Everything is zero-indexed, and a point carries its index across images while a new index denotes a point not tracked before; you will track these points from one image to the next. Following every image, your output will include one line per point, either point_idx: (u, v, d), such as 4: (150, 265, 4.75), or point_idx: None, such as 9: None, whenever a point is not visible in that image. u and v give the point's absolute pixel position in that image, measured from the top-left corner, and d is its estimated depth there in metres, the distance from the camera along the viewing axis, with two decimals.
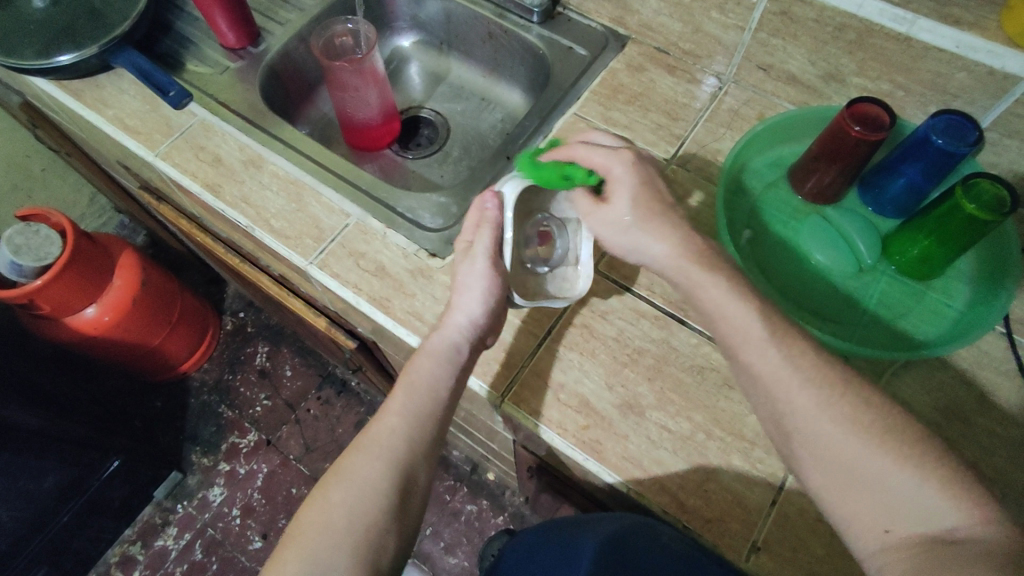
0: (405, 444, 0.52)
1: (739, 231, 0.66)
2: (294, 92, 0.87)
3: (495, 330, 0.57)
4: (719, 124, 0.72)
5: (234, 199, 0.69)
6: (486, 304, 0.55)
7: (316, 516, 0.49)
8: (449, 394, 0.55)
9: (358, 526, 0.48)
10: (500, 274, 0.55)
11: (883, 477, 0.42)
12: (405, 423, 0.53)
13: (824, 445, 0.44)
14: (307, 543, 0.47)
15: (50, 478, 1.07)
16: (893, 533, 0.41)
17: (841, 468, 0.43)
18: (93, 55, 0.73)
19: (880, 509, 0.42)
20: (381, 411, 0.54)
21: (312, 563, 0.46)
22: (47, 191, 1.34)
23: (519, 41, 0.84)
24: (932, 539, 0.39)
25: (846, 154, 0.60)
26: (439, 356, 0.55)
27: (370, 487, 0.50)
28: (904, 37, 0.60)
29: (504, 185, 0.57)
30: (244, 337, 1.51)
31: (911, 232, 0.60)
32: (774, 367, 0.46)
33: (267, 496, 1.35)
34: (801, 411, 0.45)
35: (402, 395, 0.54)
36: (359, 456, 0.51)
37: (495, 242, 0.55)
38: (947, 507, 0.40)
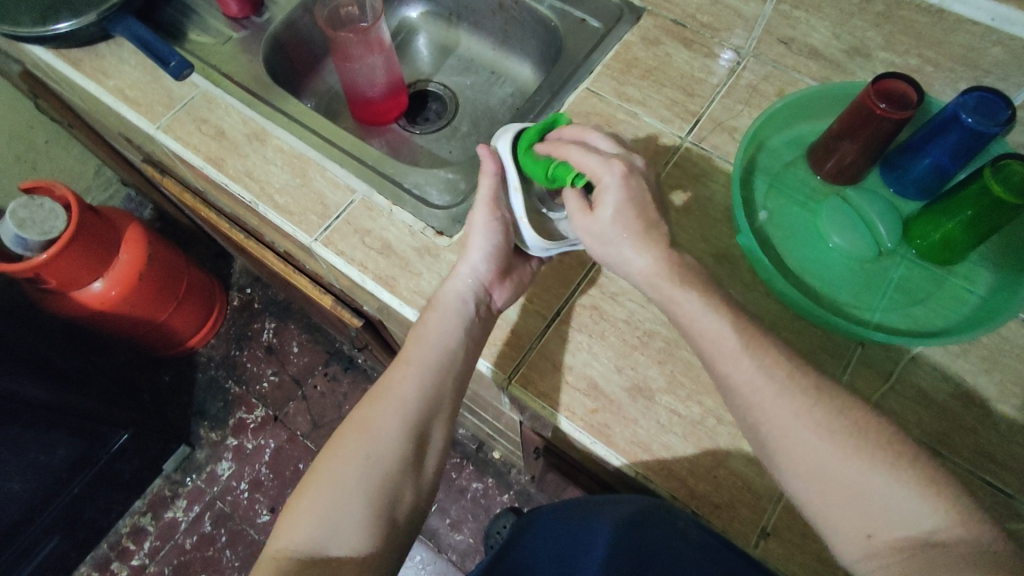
0: (419, 396, 0.52)
1: (755, 212, 0.64)
2: (298, 64, 0.85)
3: (505, 287, 0.58)
4: (736, 100, 0.69)
5: (237, 173, 0.67)
6: (486, 251, 0.56)
7: (331, 467, 0.50)
8: (462, 347, 0.55)
9: (372, 475, 0.49)
10: (505, 223, 0.56)
11: (859, 484, 0.41)
12: (420, 373, 0.53)
13: (806, 451, 0.43)
14: (320, 491, 0.48)
15: (60, 450, 1.08)
16: (877, 538, 0.40)
17: (825, 476, 0.42)
18: (92, 23, 0.71)
19: (865, 513, 0.41)
20: (394, 365, 0.55)
21: (327, 514, 0.47)
22: (52, 163, 1.33)
23: (530, 12, 0.81)
24: (912, 544, 0.39)
25: (869, 132, 0.58)
26: (450, 312, 0.55)
27: (383, 438, 0.50)
28: (936, 9, 0.57)
29: (497, 140, 0.57)
30: (251, 313, 1.51)
31: (932, 213, 0.58)
32: (751, 377, 0.45)
33: (275, 470, 1.36)
34: (779, 417, 0.44)
35: (412, 347, 0.55)
36: (373, 408, 0.52)
37: (496, 191, 0.56)
38: (924, 509, 0.40)
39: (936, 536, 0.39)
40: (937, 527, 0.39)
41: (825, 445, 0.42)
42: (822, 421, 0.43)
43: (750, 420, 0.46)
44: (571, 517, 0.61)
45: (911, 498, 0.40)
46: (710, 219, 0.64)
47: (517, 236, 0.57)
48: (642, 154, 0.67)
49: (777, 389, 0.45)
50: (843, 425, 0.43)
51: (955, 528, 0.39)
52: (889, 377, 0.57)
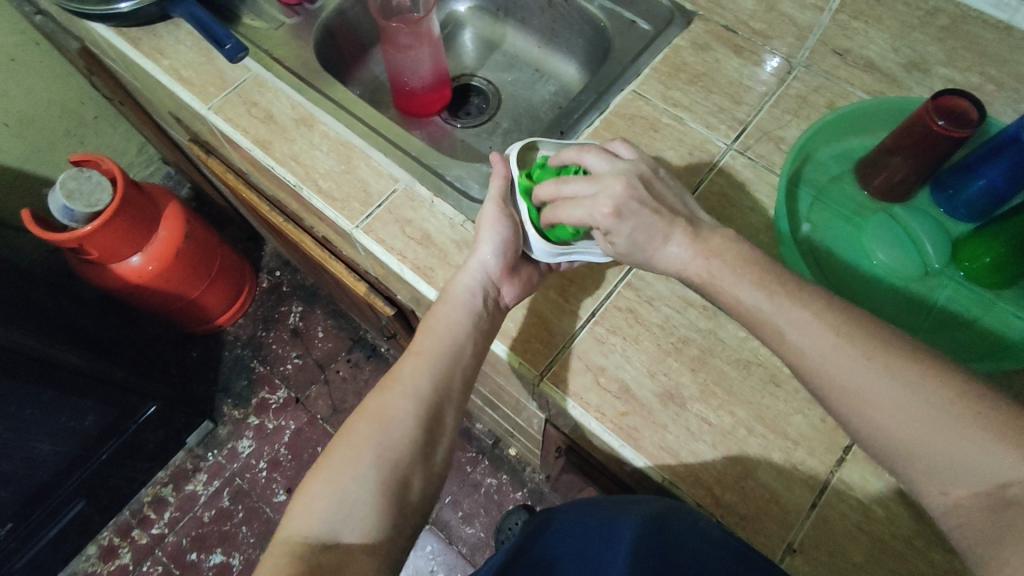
0: (430, 385, 0.52)
1: (798, 223, 0.63)
2: (347, 53, 0.86)
3: (514, 282, 0.58)
4: (785, 110, 0.69)
5: (284, 156, 0.69)
6: (497, 246, 0.56)
7: (345, 451, 0.49)
8: (471, 341, 0.55)
9: (384, 461, 0.49)
10: (515, 223, 0.56)
11: (928, 439, 0.38)
12: (431, 364, 0.53)
13: (862, 415, 0.41)
14: (331, 476, 0.48)
15: (90, 417, 1.12)
16: (952, 494, 0.38)
17: (889, 438, 0.40)
18: (153, 3, 0.72)
19: (936, 470, 0.38)
20: (404, 355, 0.54)
21: (341, 496, 0.47)
22: (99, 139, 1.37)
23: (580, 12, 0.81)
24: (992, 498, 0.36)
25: (923, 149, 0.57)
26: (460, 305, 0.56)
27: (395, 426, 0.50)
28: (1005, 26, 0.58)
29: (510, 148, 0.58)
30: (280, 295, 1.53)
31: (987, 235, 0.57)
32: (801, 341, 0.43)
33: (294, 451, 1.38)
34: (840, 372, 0.41)
35: (423, 338, 0.55)
36: (385, 396, 0.51)
37: (506, 190, 0.56)
38: (1011, 457, 0.36)
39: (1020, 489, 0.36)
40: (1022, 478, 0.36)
41: (890, 390, 0.40)
42: (887, 373, 0.40)
43: (811, 383, 0.43)
44: (590, 512, 0.59)
45: (989, 447, 0.37)
46: (753, 229, 0.63)
47: (523, 239, 0.57)
48: (685, 160, 0.67)
49: (843, 343, 0.42)
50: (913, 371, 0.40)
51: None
52: None
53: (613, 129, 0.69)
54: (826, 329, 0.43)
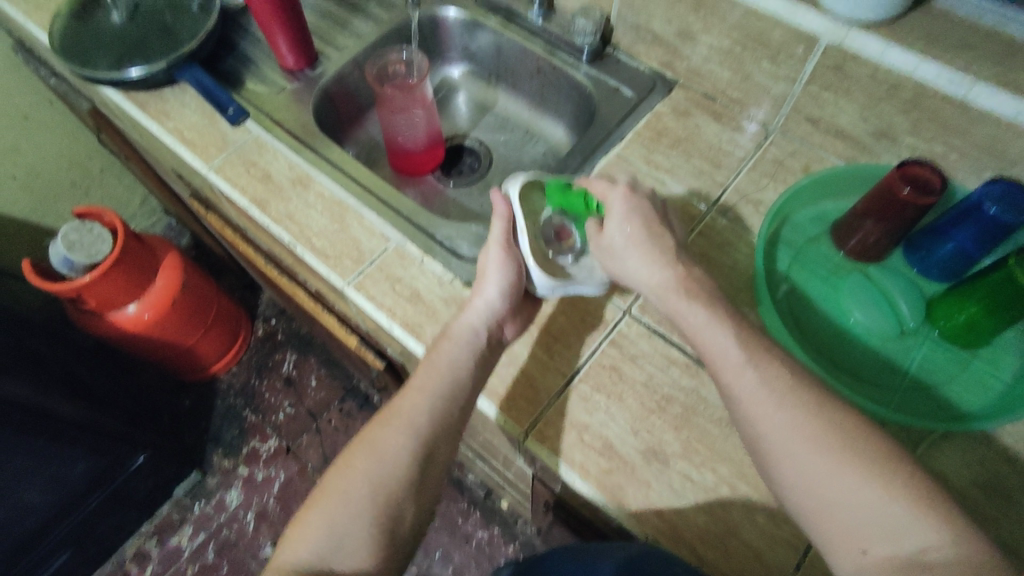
0: (428, 420, 0.53)
1: (777, 284, 0.65)
2: (345, 115, 0.90)
3: (515, 320, 0.61)
4: (762, 174, 0.72)
5: (279, 215, 0.71)
6: (499, 286, 0.58)
7: (342, 480, 0.50)
8: (470, 379, 0.55)
9: (379, 495, 0.49)
10: (516, 261, 0.59)
11: (853, 498, 0.42)
12: (429, 401, 0.53)
13: (797, 468, 0.44)
14: (327, 505, 0.49)
15: (79, 465, 1.10)
16: (870, 553, 0.40)
17: (819, 492, 0.43)
18: (161, 70, 0.76)
19: (858, 529, 0.41)
20: (404, 390, 0.55)
21: (333, 526, 0.48)
22: (103, 190, 1.40)
23: (567, 78, 0.85)
24: (905, 561, 0.39)
25: (893, 214, 0.59)
26: (461, 340, 0.56)
27: (390, 459, 0.51)
28: (961, 102, 0.58)
29: (510, 185, 0.62)
30: (274, 343, 1.54)
31: (957, 297, 0.59)
32: (752, 390, 0.47)
33: (283, 502, 1.36)
34: (778, 431, 0.45)
35: (424, 373, 0.55)
36: (383, 429, 0.52)
37: (508, 233, 0.60)
38: (926, 525, 0.40)
39: (930, 554, 0.39)
40: (935, 544, 0.39)
41: (822, 454, 0.43)
42: (823, 433, 0.44)
43: (754, 433, 0.46)
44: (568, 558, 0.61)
45: (906, 514, 0.40)
46: (733, 287, 0.65)
47: (527, 277, 0.60)
48: None
49: (789, 400, 0.46)
50: (846, 434, 0.44)
51: (952, 545, 0.39)
52: None
53: None
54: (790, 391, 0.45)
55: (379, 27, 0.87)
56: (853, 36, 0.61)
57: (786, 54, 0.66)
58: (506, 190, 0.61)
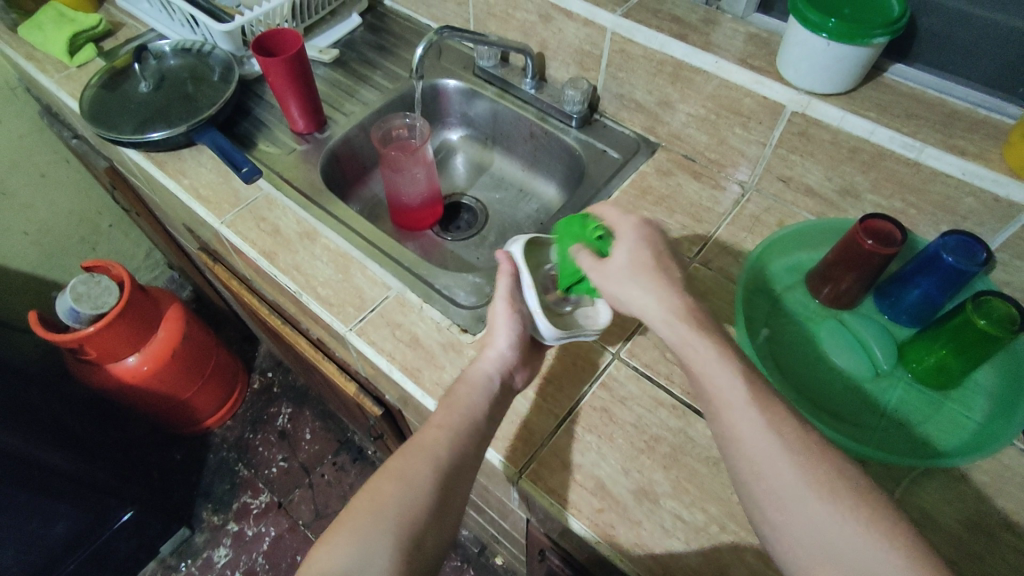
0: (450, 452, 0.55)
1: (758, 329, 0.69)
2: (350, 175, 0.95)
3: (525, 368, 0.64)
4: (740, 228, 0.77)
5: (286, 265, 0.75)
6: (509, 335, 0.61)
7: (369, 499, 0.51)
8: (485, 419, 0.58)
9: (405, 516, 0.50)
10: (522, 314, 0.62)
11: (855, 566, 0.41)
12: (451, 434, 0.56)
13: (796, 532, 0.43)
14: (352, 524, 0.49)
15: (61, 523, 1.08)
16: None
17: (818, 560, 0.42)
18: (181, 133, 0.82)
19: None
20: (427, 428, 0.57)
21: (363, 539, 0.48)
22: (110, 245, 1.45)
23: (558, 142, 0.91)
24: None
25: (860, 263, 0.64)
26: (478, 385, 0.59)
27: (416, 484, 0.52)
28: (913, 162, 0.64)
29: (512, 245, 0.64)
30: (270, 396, 1.55)
31: (926, 341, 0.62)
32: (769, 448, 0.45)
33: (272, 561, 1.33)
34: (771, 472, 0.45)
35: (444, 410, 0.58)
36: (410, 458, 0.54)
37: (513, 287, 0.62)
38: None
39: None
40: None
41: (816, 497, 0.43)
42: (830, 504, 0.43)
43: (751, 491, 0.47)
44: None
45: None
46: None
47: (533, 328, 0.63)
48: None
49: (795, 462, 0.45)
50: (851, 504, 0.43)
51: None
52: (893, 497, 0.57)
53: None
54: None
55: (384, 96, 0.95)
56: (814, 104, 0.67)
57: (756, 120, 0.73)
58: (512, 250, 0.63)
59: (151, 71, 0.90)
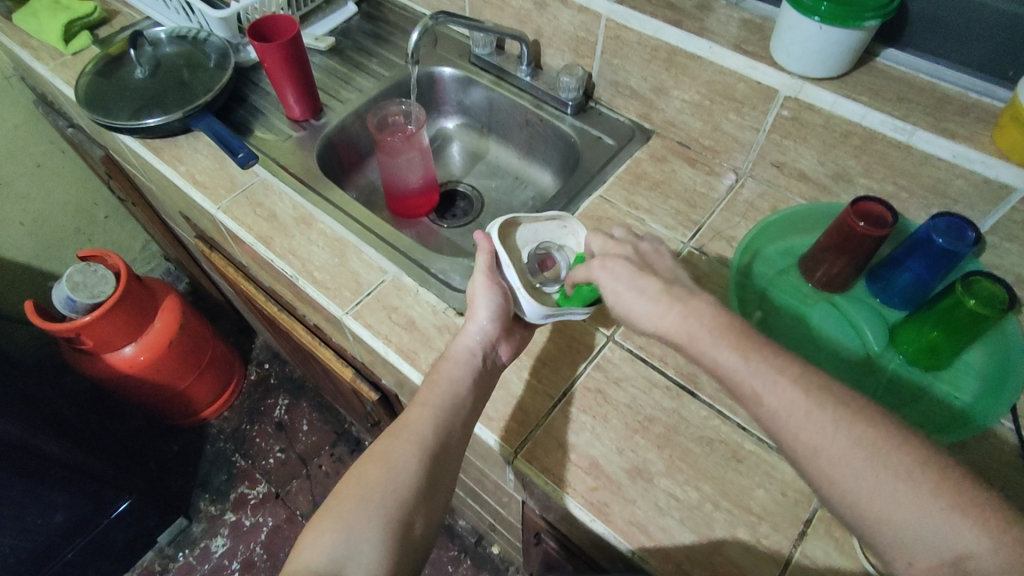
0: (434, 434, 0.55)
1: (751, 311, 0.69)
2: (346, 161, 0.96)
3: (509, 341, 0.64)
4: (735, 214, 0.77)
5: (283, 250, 0.75)
6: (490, 308, 0.61)
7: (354, 487, 0.52)
8: (469, 393, 0.58)
9: (391, 501, 0.51)
10: (503, 289, 0.62)
11: (896, 510, 0.40)
12: (434, 414, 0.56)
13: (829, 480, 0.43)
14: (336, 511, 0.50)
15: (60, 513, 1.09)
16: (915, 564, 0.39)
17: (858, 507, 0.42)
18: (177, 119, 0.83)
19: (904, 539, 0.40)
20: (409, 408, 0.58)
21: (349, 528, 0.49)
22: (106, 236, 1.45)
23: (553, 129, 0.92)
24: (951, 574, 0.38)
25: (851, 246, 0.64)
26: (462, 361, 0.60)
27: (400, 468, 0.53)
28: (905, 146, 0.65)
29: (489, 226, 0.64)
30: (266, 388, 1.55)
31: (917, 322, 0.63)
32: (794, 401, 0.45)
33: (269, 551, 1.33)
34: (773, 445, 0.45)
35: (427, 390, 0.58)
36: (392, 444, 0.55)
37: (492, 262, 0.62)
38: (972, 533, 0.38)
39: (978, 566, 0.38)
40: (981, 553, 0.38)
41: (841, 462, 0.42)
42: (863, 454, 0.42)
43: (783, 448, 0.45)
44: None
45: (948, 522, 0.39)
46: None
47: (515, 304, 0.62)
48: None
49: (821, 414, 0.44)
50: (890, 454, 0.41)
51: (998, 555, 0.38)
52: None
53: None
54: (789, 396, 0.45)
55: (380, 83, 0.95)
56: (807, 89, 0.68)
57: (750, 106, 0.73)
58: (489, 232, 0.63)
59: (147, 57, 0.90)
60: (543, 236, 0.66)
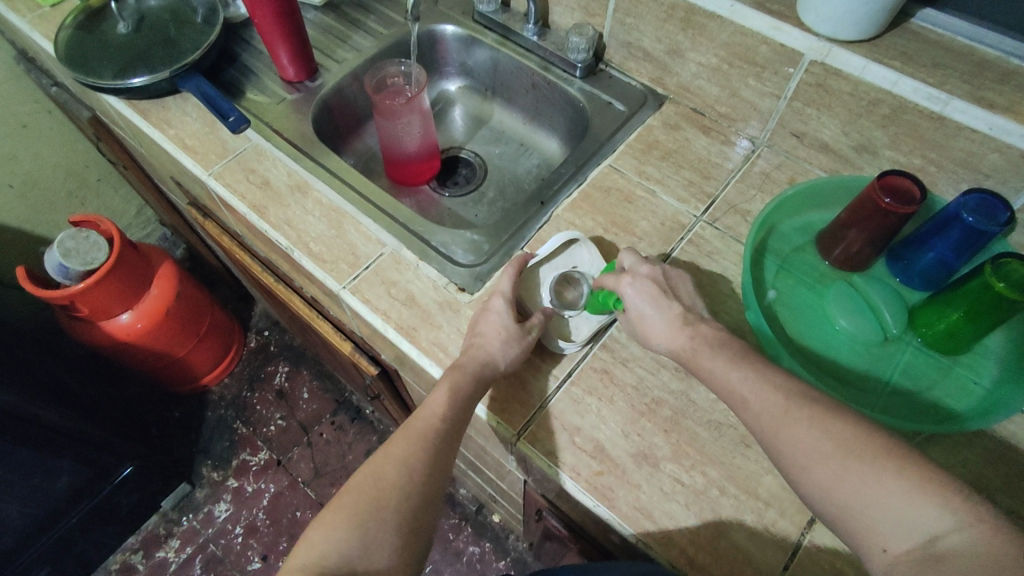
0: (438, 423, 0.55)
1: (764, 290, 0.66)
2: (343, 126, 0.91)
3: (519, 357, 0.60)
4: (750, 186, 0.74)
5: (277, 220, 0.72)
6: (512, 356, 0.58)
7: (366, 479, 0.51)
8: (473, 377, 0.57)
9: (403, 497, 0.51)
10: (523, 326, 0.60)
11: (871, 498, 0.41)
12: (446, 405, 0.56)
13: (809, 477, 0.44)
14: (348, 510, 0.49)
15: (63, 478, 1.09)
16: (890, 551, 0.40)
17: (833, 497, 0.43)
18: (164, 78, 0.78)
19: (876, 524, 0.41)
20: (426, 401, 0.57)
21: (361, 522, 0.49)
22: (99, 200, 1.41)
23: (561, 93, 0.87)
24: (922, 555, 0.39)
25: (874, 223, 0.61)
26: (473, 363, 0.57)
27: (411, 462, 0.52)
28: (937, 116, 0.61)
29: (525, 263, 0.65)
30: (267, 355, 1.54)
31: (938, 305, 0.60)
32: (774, 406, 0.47)
33: (272, 517, 1.35)
34: (792, 444, 0.45)
35: (447, 383, 0.57)
36: (405, 437, 0.54)
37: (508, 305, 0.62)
38: (936, 511, 0.40)
39: (946, 544, 0.38)
40: (947, 532, 0.39)
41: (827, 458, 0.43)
42: (836, 447, 0.43)
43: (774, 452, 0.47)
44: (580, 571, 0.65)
45: (913, 504, 0.40)
46: (722, 294, 0.67)
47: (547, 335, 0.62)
48: (657, 228, 0.71)
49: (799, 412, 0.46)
50: (857, 442, 0.43)
51: (962, 532, 0.38)
52: None
53: (590, 200, 0.73)
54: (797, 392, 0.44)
55: (379, 42, 0.89)
56: (834, 53, 0.63)
57: (771, 71, 0.69)
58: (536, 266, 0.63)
59: (130, 11, 0.85)
60: (558, 268, 0.67)
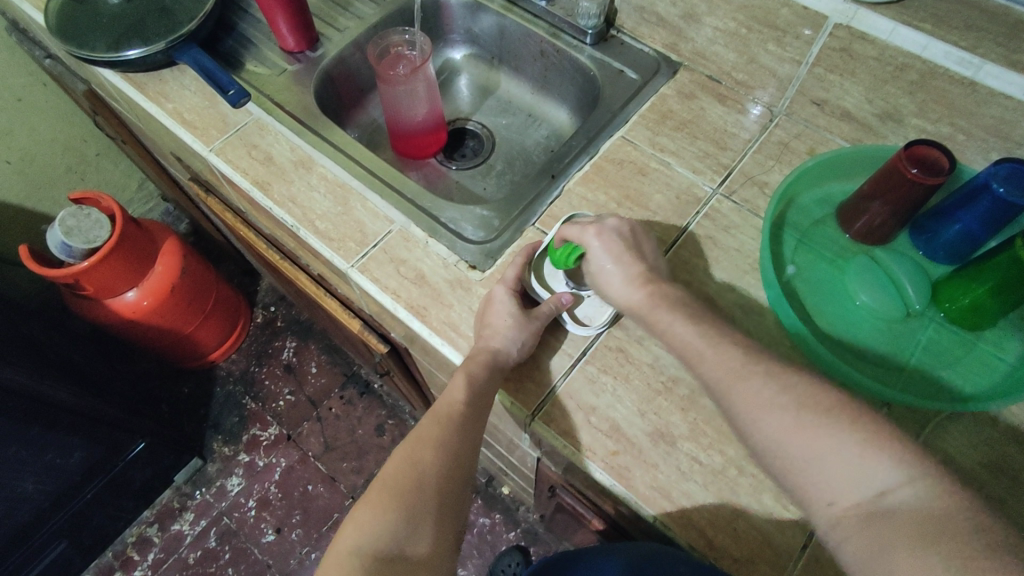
0: (462, 410, 0.54)
1: (783, 265, 0.65)
2: (346, 98, 0.89)
3: (529, 343, 0.58)
4: (768, 156, 0.71)
5: (282, 198, 0.70)
6: (521, 345, 0.57)
7: (403, 467, 0.51)
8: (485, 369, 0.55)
9: (441, 484, 0.51)
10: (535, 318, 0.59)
11: (823, 452, 0.43)
12: (470, 389, 0.54)
13: (764, 431, 0.45)
14: (392, 494, 0.50)
15: (76, 453, 1.10)
16: (837, 505, 0.42)
17: (785, 451, 0.44)
18: (160, 50, 0.76)
19: (827, 479, 0.42)
20: (449, 388, 0.56)
21: (407, 510, 0.49)
22: (99, 175, 1.39)
23: (570, 60, 0.84)
24: (868, 509, 0.40)
25: (900, 195, 0.59)
26: (486, 350, 0.56)
27: (439, 449, 0.52)
28: (969, 82, 0.58)
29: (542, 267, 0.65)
30: (274, 330, 1.54)
31: (963, 280, 0.58)
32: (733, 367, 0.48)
33: (284, 490, 1.36)
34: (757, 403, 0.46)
35: (464, 374, 0.56)
36: (435, 425, 0.54)
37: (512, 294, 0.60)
38: (888, 466, 0.41)
39: (895, 498, 0.40)
40: (897, 486, 0.40)
41: (788, 416, 0.45)
42: None
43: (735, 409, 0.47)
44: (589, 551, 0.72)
45: (867, 458, 0.42)
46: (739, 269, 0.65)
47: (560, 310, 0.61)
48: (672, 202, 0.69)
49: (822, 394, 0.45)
50: (823, 400, 0.45)
51: (912, 486, 0.40)
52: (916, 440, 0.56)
53: (602, 173, 0.71)
54: None
55: (381, 9, 0.86)
56: (861, 15, 0.60)
57: (793, 35, 0.66)
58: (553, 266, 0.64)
59: None
60: None
